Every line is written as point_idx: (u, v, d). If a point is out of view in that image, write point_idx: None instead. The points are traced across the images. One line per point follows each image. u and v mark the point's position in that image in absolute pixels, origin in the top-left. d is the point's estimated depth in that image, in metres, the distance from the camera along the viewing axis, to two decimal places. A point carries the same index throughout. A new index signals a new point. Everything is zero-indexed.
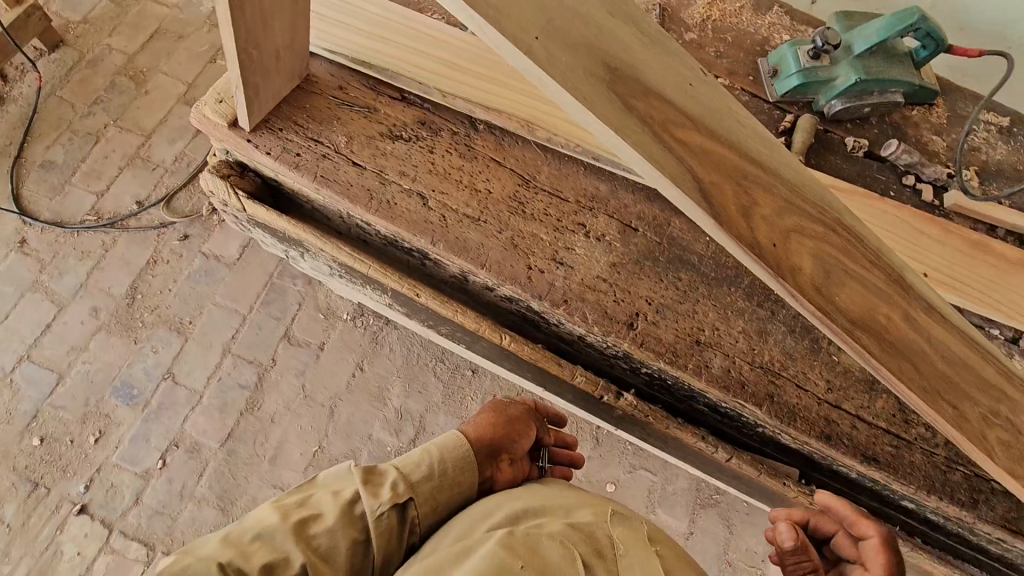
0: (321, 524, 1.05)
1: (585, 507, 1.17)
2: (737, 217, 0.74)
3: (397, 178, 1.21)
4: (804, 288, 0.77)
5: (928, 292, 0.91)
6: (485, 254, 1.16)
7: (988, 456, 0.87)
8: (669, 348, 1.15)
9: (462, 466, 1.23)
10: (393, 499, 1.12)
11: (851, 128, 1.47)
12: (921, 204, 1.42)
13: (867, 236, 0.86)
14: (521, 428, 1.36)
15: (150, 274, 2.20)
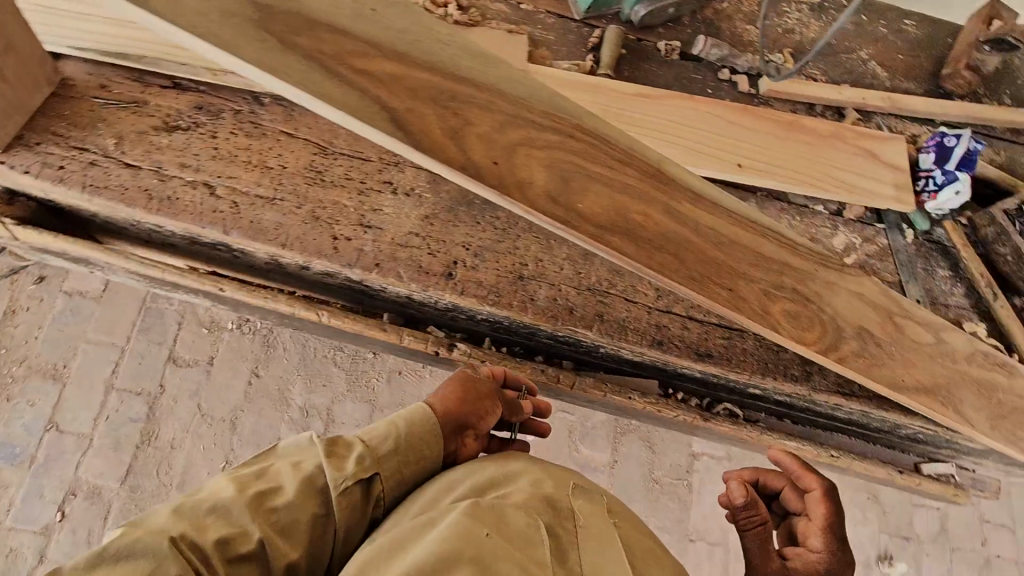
0: (281, 499, 0.94)
1: (545, 473, 1.10)
2: (446, 141, 0.70)
3: (178, 171, 1.13)
4: (536, 202, 0.74)
5: (695, 181, 0.90)
6: (284, 232, 1.11)
7: (774, 329, 0.89)
8: (492, 290, 1.13)
9: (422, 445, 1.08)
10: (358, 472, 1.01)
11: (662, 32, 1.42)
12: (740, 95, 1.40)
13: (616, 137, 0.84)
14: (490, 404, 1.16)
15: (12, 323, 2.45)
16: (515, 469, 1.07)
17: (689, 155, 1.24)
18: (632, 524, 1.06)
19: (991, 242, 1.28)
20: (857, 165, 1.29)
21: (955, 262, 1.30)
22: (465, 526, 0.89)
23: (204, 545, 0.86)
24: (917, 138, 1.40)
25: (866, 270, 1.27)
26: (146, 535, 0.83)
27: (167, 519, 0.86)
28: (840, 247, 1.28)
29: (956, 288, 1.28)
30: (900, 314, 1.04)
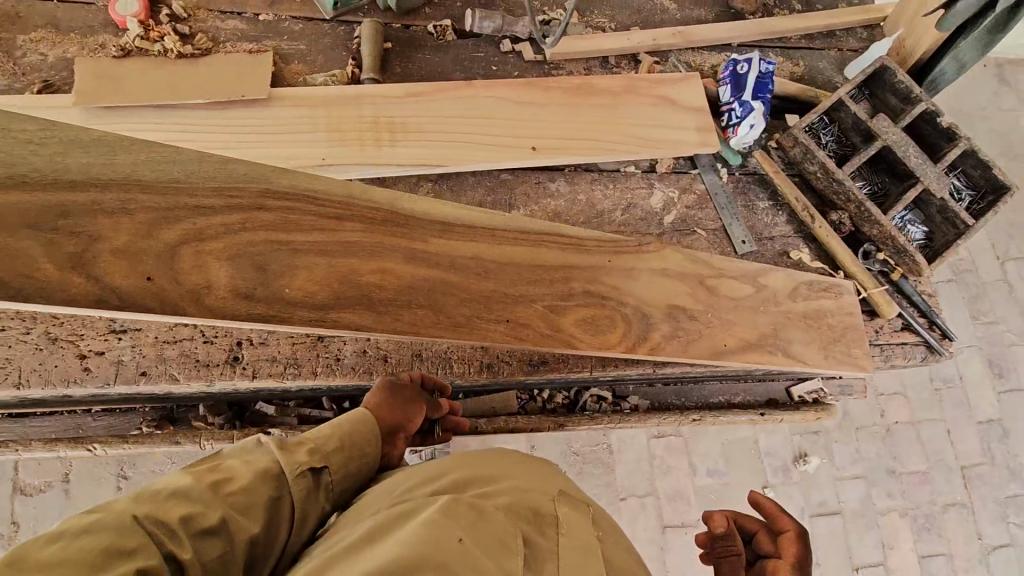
0: (242, 478, 0.65)
1: (532, 472, 0.79)
2: (65, 277, 0.55)
3: None
4: (218, 309, 0.61)
5: (442, 208, 0.78)
6: (14, 369, 0.93)
7: (565, 345, 0.82)
8: (289, 361, 1.00)
9: (363, 445, 0.78)
10: (315, 458, 0.72)
11: (428, 13, 1.27)
12: (527, 65, 1.28)
13: (325, 189, 0.71)
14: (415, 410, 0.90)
15: None
16: (503, 468, 0.78)
17: (477, 152, 1.13)
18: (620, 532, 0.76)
19: (801, 162, 1.25)
20: (657, 116, 1.21)
21: (774, 189, 1.27)
22: (421, 538, 0.60)
23: (165, 527, 0.57)
24: (716, 69, 1.35)
25: (688, 223, 1.22)
26: (101, 519, 0.55)
27: (122, 504, 0.57)
28: (659, 206, 1.22)
29: (779, 216, 1.25)
30: (711, 275, 0.99)
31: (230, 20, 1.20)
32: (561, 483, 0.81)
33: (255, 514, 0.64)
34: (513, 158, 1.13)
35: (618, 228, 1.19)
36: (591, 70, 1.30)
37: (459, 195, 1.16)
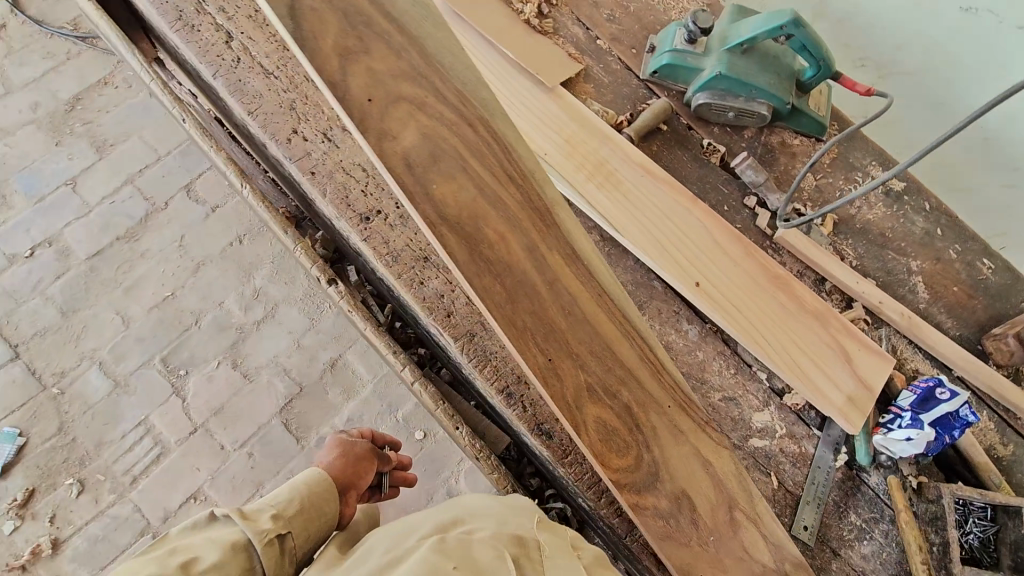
0: (208, 562, 0.91)
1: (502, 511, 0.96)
2: (331, 57, 0.70)
3: (214, 11, 1.22)
4: (384, 154, 0.72)
5: (582, 242, 0.82)
6: (258, 102, 1.17)
7: (572, 425, 0.79)
8: (393, 252, 1.11)
9: (322, 504, 1.14)
10: (276, 529, 1.03)
11: (715, 132, 1.35)
12: (753, 229, 1.29)
13: (521, 154, 0.80)
14: (365, 466, 1.32)
15: (97, 92, 2.31)
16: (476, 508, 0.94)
17: (653, 246, 1.15)
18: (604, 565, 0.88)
19: (925, 523, 1.07)
20: (819, 352, 1.12)
21: (878, 518, 1.08)
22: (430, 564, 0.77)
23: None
24: (917, 375, 1.22)
25: (770, 463, 1.11)
26: None
27: None
28: (757, 425, 1.12)
29: (862, 544, 1.07)
30: (745, 511, 0.87)
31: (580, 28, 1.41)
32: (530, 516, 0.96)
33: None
34: (673, 275, 1.13)
35: (705, 406, 1.12)
36: (801, 278, 1.27)
37: (611, 266, 1.19)
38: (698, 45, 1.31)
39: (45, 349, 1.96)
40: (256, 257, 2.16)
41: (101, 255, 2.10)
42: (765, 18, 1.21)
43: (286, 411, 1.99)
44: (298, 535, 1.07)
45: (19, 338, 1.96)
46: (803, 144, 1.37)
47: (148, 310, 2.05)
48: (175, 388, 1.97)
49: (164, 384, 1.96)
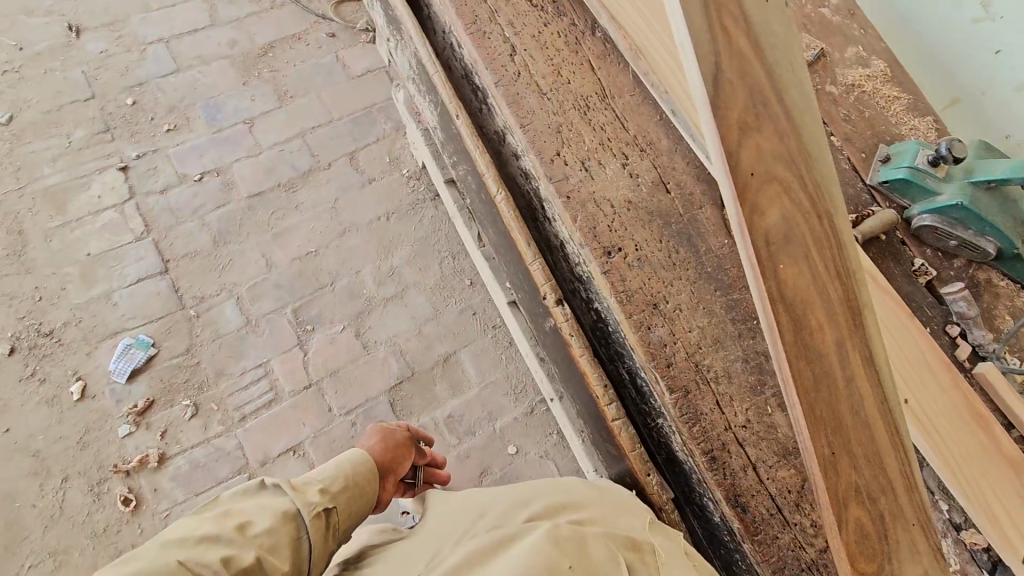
0: (262, 526, 1.11)
1: (618, 509, 1.21)
2: (733, 130, 0.75)
3: (503, 23, 1.30)
4: (754, 229, 0.76)
5: (879, 348, 0.85)
6: (530, 119, 1.23)
7: (835, 520, 0.82)
8: (627, 291, 1.15)
9: (365, 484, 1.33)
10: (323, 503, 1.21)
11: (928, 253, 1.37)
12: (951, 358, 1.30)
13: (848, 253, 0.83)
14: (402, 454, 1.53)
15: (290, 44, 2.39)
16: (589, 502, 1.22)
17: None
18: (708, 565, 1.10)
19: None
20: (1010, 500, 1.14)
21: None
22: (548, 551, 1.07)
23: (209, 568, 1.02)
24: None
25: None
26: (154, 563, 1.00)
27: (173, 552, 1.03)
28: None
29: None
30: None
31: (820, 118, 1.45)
32: (642, 518, 1.18)
33: (278, 554, 1.10)
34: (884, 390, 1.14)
35: None
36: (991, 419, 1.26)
37: None
38: (937, 170, 1.34)
39: (192, 271, 2.02)
40: (398, 236, 2.22)
41: (261, 197, 2.16)
42: (1017, 165, 1.28)
43: (394, 390, 2.03)
44: (344, 509, 1.26)
45: (172, 256, 2.02)
46: (1010, 288, 1.38)
47: (290, 261, 2.11)
48: (299, 340, 2.03)
49: (291, 335, 2.03)
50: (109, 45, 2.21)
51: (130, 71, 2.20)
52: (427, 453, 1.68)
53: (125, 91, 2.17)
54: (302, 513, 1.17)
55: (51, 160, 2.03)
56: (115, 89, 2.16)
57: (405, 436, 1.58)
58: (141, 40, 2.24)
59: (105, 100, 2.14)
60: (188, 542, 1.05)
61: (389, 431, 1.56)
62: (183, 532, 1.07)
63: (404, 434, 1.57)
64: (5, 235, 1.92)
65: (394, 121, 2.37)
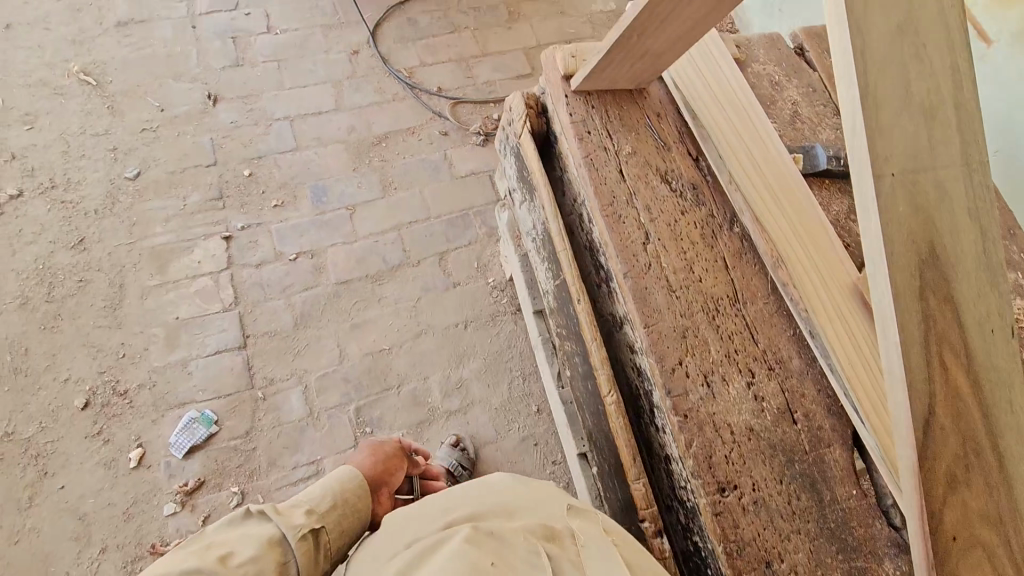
0: (246, 554, 1.09)
1: (538, 501, 1.16)
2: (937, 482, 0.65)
3: (640, 208, 1.25)
4: None
5: None
6: (655, 320, 1.15)
7: None
8: (738, 541, 1.02)
9: (355, 499, 1.37)
10: (309, 525, 1.23)
11: None
12: None
13: None
14: (395, 467, 1.57)
15: (403, 137, 2.46)
16: (510, 496, 1.16)
17: None
18: (634, 545, 1.06)
19: None
20: None
21: None
22: (471, 558, 0.97)
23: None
24: None
25: None
26: None
27: None
28: None
29: None
30: None
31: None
32: (563, 511, 1.14)
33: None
34: None
35: None
36: None
37: None
38: None
39: (268, 350, 2.02)
40: (472, 346, 2.17)
41: (348, 285, 2.17)
42: None
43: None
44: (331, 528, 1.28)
45: (253, 332, 2.03)
46: None
47: (363, 355, 2.08)
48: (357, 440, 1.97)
49: (349, 435, 1.97)
50: (239, 116, 2.32)
51: (252, 144, 2.30)
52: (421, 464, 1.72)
53: (244, 163, 2.26)
54: (287, 537, 1.17)
55: (164, 220, 2.11)
56: (236, 159, 2.25)
57: (395, 446, 1.63)
58: (269, 116, 2.35)
59: (224, 168, 2.23)
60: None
61: (379, 444, 1.61)
62: (173, 567, 1.06)
63: (394, 445, 1.62)
64: (107, 287, 1.98)
65: (489, 227, 2.37)
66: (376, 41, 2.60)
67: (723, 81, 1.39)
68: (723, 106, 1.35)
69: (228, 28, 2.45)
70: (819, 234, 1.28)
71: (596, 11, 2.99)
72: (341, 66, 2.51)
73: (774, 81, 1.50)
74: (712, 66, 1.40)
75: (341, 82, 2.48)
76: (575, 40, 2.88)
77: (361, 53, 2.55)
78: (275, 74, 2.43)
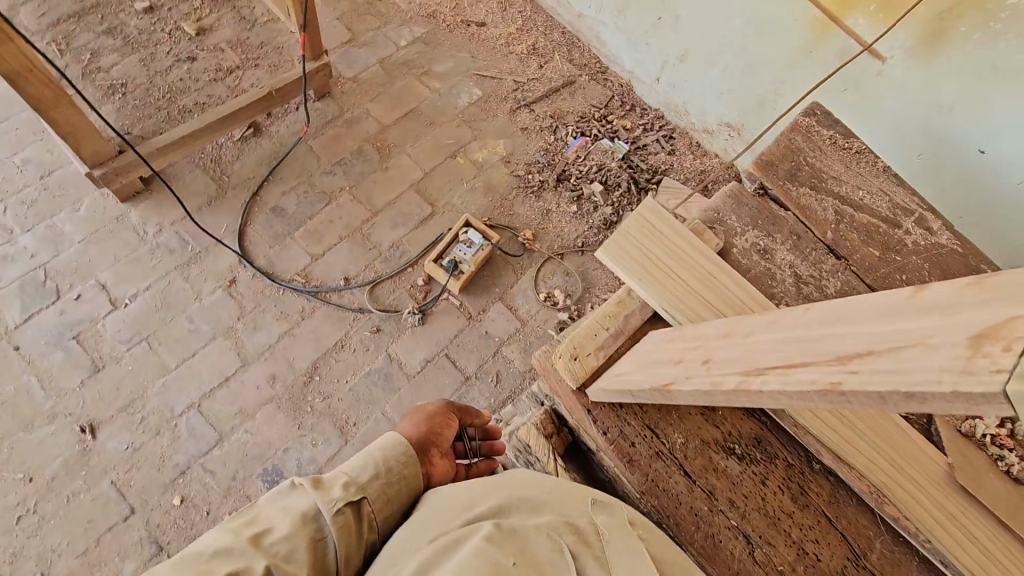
0: (281, 532, 0.93)
1: (563, 487, 1.09)
2: None
3: (725, 507, 1.09)
4: None
5: None
6: None
7: None
8: None
9: (400, 466, 1.08)
10: (347, 497, 1.01)
11: None
12: None
13: None
14: (443, 423, 1.22)
15: (334, 357, 2.09)
16: (532, 479, 1.08)
17: None
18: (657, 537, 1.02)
19: None
20: None
21: None
22: (492, 556, 0.91)
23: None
24: None
25: None
26: None
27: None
28: None
29: None
30: None
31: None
32: (585, 497, 1.08)
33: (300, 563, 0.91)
34: None
35: None
36: None
37: None
38: None
39: None
40: None
41: None
42: None
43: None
44: (376, 489, 1.05)
45: None
46: None
47: None
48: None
49: None
50: (133, 435, 1.85)
51: (165, 461, 1.84)
52: (478, 414, 1.33)
53: (168, 489, 1.81)
54: (322, 513, 0.97)
55: None
56: (155, 490, 1.80)
57: (445, 404, 1.27)
58: (169, 414, 1.90)
59: (147, 508, 1.78)
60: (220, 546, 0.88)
61: (423, 405, 1.26)
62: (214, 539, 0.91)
63: (442, 402, 1.26)
64: None
65: None
66: (248, 258, 2.16)
67: (729, 300, 1.19)
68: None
69: (63, 329, 1.94)
70: (904, 443, 1.15)
71: (462, 104, 2.71)
72: (224, 307, 2.07)
73: (763, 248, 1.38)
74: (711, 284, 1.20)
75: (233, 329, 2.05)
76: (459, 151, 2.59)
77: (239, 279, 2.11)
78: (149, 356, 1.95)
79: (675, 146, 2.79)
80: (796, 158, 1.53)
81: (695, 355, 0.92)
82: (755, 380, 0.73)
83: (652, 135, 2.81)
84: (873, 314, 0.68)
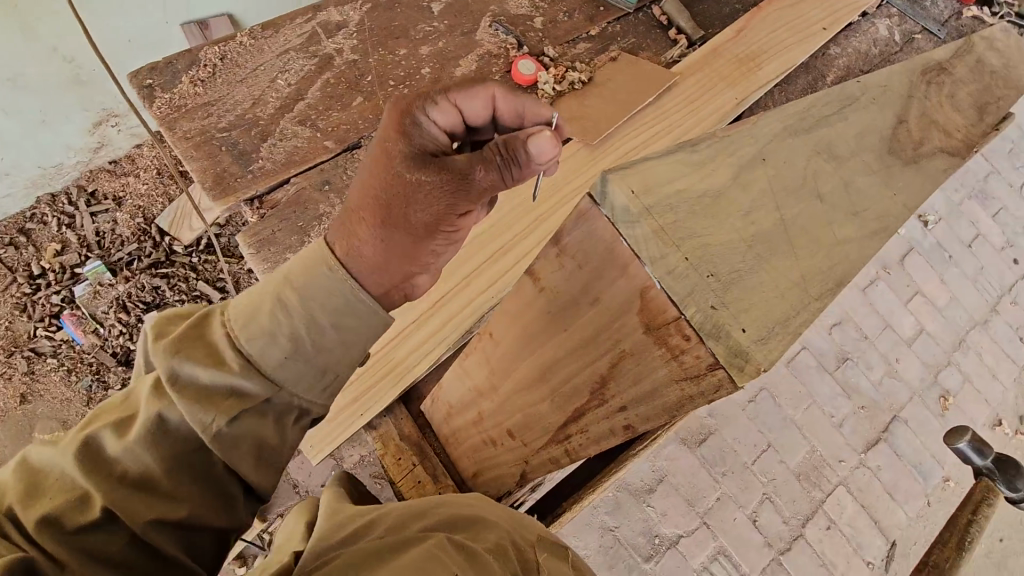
0: (133, 445, 0.62)
1: (506, 518, 0.85)
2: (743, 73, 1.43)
3: None
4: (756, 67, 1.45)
5: (807, 48, 1.51)
6: None
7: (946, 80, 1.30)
8: None
9: (321, 332, 0.68)
10: (238, 399, 0.65)
11: None
12: None
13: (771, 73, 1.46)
14: (433, 207, 0.68)
15: None
16: (493, 512, 0.86)
17: (803, 41, 1.51)
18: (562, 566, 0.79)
19: None
20: None
21: None
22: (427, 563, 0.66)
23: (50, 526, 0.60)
24: None
25: (912, 36, 1.63)
26: None
27: (16, 496, 0.61)
28: (892, 34, 1.61)
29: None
30: None
31: (580, 43, 1.44)
32: (529, 532, 0.85)
33: (176, 494, 0.64)
34: (824, 29, 1.52)
35: (883, 58, 1.59)
36: None
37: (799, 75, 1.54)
38: None
39: None
40: None
41: None
42: None
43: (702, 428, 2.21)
44: (289, 375, 0.68)
45: None
46: None
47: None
48: (655, 542, 2.05)
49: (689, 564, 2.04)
50: None
51: None
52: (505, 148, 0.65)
53: None
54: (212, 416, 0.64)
55: None
56: None
57: (436, 167, 0.67)
58: None
59: None
60: (65, 445, 0.63)
61: (393, 156, 0.68)
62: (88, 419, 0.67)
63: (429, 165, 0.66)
64: None
65: None
66: None
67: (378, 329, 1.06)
68: (433, 307, 1.08)
69: None
70: None
71: None
72: None
73: None
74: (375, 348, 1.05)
75: None
76: None
77: None
78: None
79: (107, 194, 2.03)
80: (215, 138, 1.19)
81: (492, 426, 0.83)
82: (568, 440, 0.68)
83: (82, 216, 2.00)
84: (545, 322, 0.62)
